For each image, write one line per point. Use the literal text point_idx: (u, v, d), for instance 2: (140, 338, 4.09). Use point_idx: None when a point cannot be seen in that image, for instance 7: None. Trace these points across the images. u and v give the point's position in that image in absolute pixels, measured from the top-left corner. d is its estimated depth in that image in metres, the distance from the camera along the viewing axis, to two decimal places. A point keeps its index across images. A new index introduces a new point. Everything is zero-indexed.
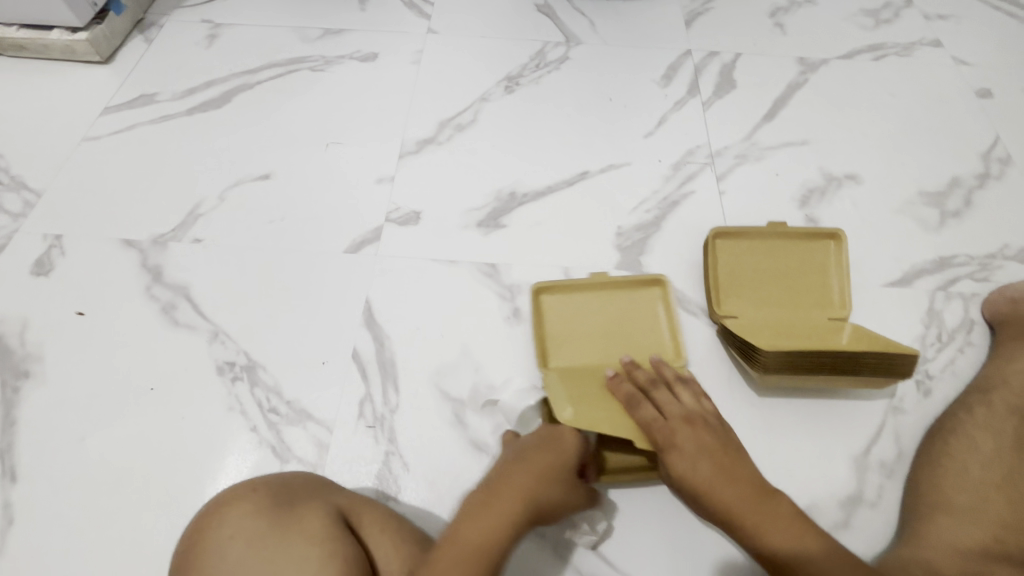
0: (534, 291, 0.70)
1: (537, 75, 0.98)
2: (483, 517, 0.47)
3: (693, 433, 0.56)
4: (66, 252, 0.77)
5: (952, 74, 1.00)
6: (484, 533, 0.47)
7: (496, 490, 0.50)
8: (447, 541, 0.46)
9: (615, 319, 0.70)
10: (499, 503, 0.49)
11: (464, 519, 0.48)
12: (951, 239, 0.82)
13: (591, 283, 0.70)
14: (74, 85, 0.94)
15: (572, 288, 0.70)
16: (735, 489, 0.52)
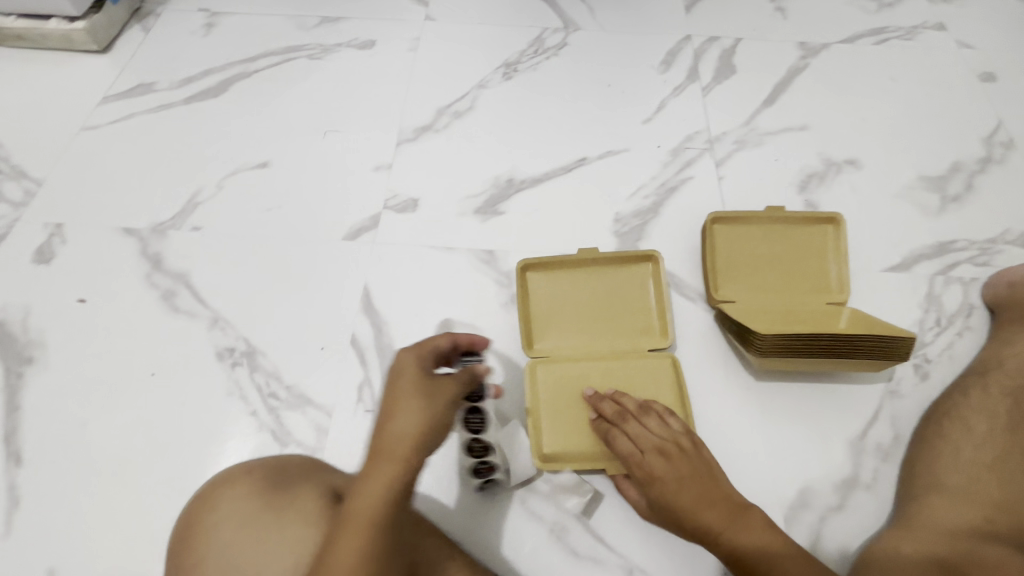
0: (520, 268, 0.70)
1: (536, 61, 0.97)
2: (399, 413, 0.44)
3: (666, 467, 0.55)
4: (67, 240, 0.78)
5: (955, 57, 0.99)
6: (404, 426, 0.43)
7: (396, 386, 0.46)
8: (377, 443, 0.43)
9: (603, 297, 0.70)
10: (405, 398, 0.45)
11: (393, 418, 0.44)
12: (951, 223, 0.81)
13: (577, 260, 0.70)
14: (72, 74, 0.94)
15: (557, 265, 0.70)
16: (712, 516, 0.51)
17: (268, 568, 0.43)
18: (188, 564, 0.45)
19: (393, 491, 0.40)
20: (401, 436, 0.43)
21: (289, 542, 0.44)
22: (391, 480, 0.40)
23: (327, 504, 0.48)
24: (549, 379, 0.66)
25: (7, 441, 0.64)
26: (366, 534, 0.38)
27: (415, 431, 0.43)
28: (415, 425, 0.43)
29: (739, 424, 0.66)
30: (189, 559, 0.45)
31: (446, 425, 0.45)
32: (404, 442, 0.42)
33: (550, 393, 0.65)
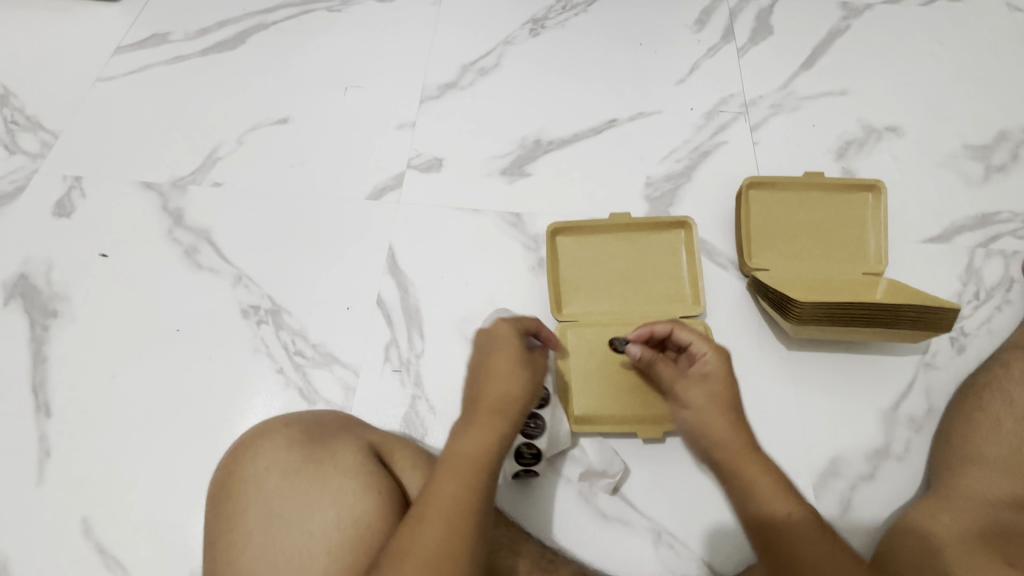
0: (550, 233, 0.69)
1: (564, 17, 0.93)
2: (499, 377, 0.50)
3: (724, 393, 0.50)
4: (86, 193, 0.76)
5: (1005, 21, 0.94)
6: (503, 389, 0.49)
7: (489, 363, 0.52)
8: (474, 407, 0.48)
9: (634, 263, 0.69)
10: (499, 373, 0.50)
11: (488, 388, 0.49)
12: (995, 194, 0.78)
13: (610, 226, 0.69)
14: (85, 23, 0.91)
15: (589, 231, 0.69)
16: (748, 457, 0.46)
17: (313, 519, 0.43)
18: (233, 512, 0.45)
19: (492, 439, 0.45)
20: (498, 396, 0.48)
21: (333, 494, 0.45)
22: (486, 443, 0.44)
23: (367, 458, 0.48)
24: (581, 342, 0.65)
25: (35, 392, 0.64)
26: (472, 471, 0.42)
27: (510, 393, 0.49)
28: (512, 387, 0.49)
29: (771, 393, 0.65)
30: (232, 508, 0.45)
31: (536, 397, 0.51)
32: (501, 401, 0.48)
33: (582, 357, 0.65)
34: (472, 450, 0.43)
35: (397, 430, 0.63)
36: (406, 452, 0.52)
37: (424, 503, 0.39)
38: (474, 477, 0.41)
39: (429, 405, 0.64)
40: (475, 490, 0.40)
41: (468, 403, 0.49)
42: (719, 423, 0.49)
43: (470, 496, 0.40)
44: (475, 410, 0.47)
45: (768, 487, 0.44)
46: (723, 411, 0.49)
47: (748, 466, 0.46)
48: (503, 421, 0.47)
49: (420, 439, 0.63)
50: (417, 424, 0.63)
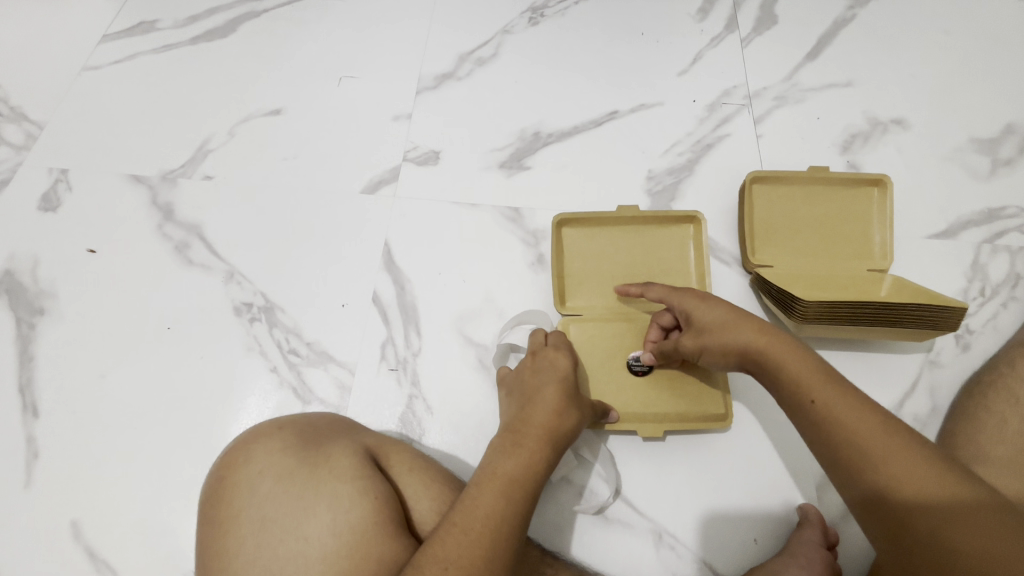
0: (556, 224, 0.67)
1: (564, 6, 0.90)
2: (546, 403, 0.53)
3: (771, 343, 0.46)
4: (73, 187, 0.74)
5: (1013, 11, 0.92)
6: (547, 415, 0.52)
7: (533, 385, 0.56)
8: (521, 424, 0.51)
9: (639, 258, 0.67)
10: (547, 393, 0.54)
11: (535, 406, 0.53)
12: (1001, 189, 0.77)
13: (616, 219, 0.67)
14: (69, 10, 0.88)
15: (595, 223, 0.67)
16: (868, 423, 0.40)
17: (309, 523, 0.42)
18: (225, 516, 0.44)
19: (531, 458, 0.48)
20: (544, 423, 0.51)
21: (328, 498, 0.43)
22: (527, 460, 0.47)
23: (363, 462, 0.47)
24: (582, 337, 0.64)
25: (22, 392, 0.63)
26: (508, 491, 0.44)
27: (555, 421, 0.52)
28: (557, 416, 0.52)
29: None
30: (224, 512, 0.44)
31: (577, 434, 0.54)
32: (547, 429, 0.51)
33: (584, 355, 0.64)
34: (511, 471, 0.46)
35: (394, 431, 0.62)
36: (403, 456, 0.51)
37: (458, 510, 0.42)
38: (510, 495, 0.44)
39: (427, 404, 0.63)
40: (508, 512, 0.43)
41: (514, 424, 0.52)
42: (815, 386, 0.43)
43: (501, 515, 0.42)
44: (520, 430, 0.50)
45: (895, 460, 0.39)
46: (812, 370, 0.44)
47: (866, 433, 0.40)
48: (546, 449, 0.49)
49: (418, 440, 0.62)
50: (414, 424, 0.62)
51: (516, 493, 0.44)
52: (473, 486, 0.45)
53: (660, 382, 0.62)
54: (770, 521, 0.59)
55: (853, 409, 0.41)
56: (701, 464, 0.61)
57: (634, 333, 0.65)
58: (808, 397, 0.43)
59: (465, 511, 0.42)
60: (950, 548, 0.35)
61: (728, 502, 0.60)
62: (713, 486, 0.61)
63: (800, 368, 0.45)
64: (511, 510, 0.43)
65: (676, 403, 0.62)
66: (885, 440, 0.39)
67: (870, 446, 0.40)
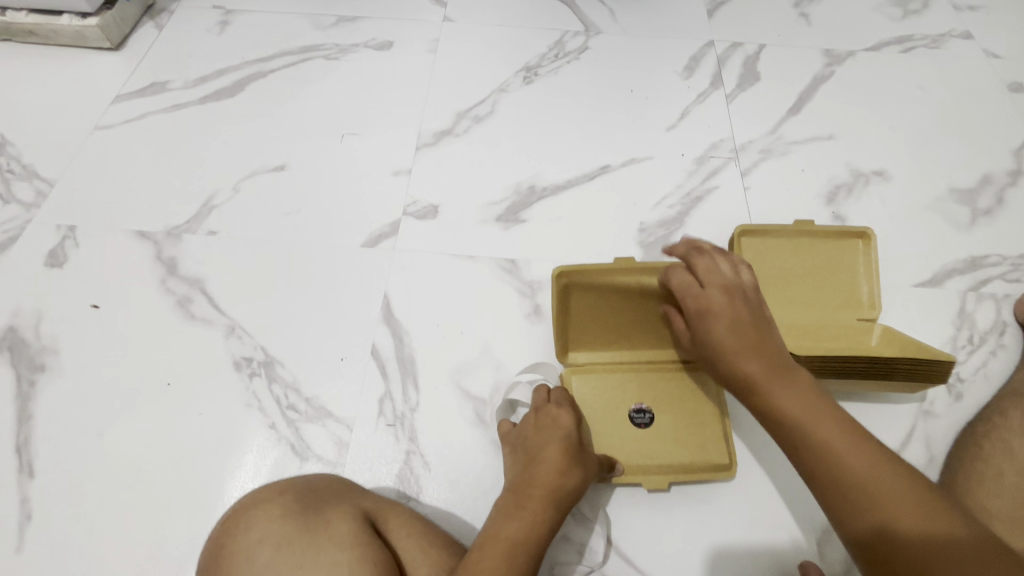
0: (556, 275, 0.61)
1: (556, 65, 0.95)
2: (550, 462, 0.53)
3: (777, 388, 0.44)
4: (80, 243, 0.76)
5: (982, 67, 0.97)
6: (552, 471, 0.53)
7: (536, 444, 0.56)
8: (526, 484, 0.52)
9: (647, 307, 0.63)
10: (551, 452, 0.54)
11: (539, 465, 0.53)
12: (983, 238, 0.79)
13: (625, 266, 0.60)
14: (84, 72, 0.92)
15: (601, 271, 0.61)
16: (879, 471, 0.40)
17: None
18: None
19: (534, 523, 0.49)
20: (548, 483, 0.52)
21: (326, 568, 0.43)
22: (528, 524, 0.48)
23: (360, 529, 0.46)
24: (585, 389, 0.65)
25: (19, 451, 0.62)
26: (507, 555, 0.46)
27: (560, 477, 0.52)
28: (561, 471, 0.53)
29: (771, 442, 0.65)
30: None
31: (585, 490, 0.54)
32: (551, 489, 0.51)
33: (588, 404, 0.64)
34: (513, 534, 0.47)
35: (391, 488, 0.62)
36: (401, 519, 0.50)
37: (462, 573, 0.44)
38: (514, 563, 0.45)
39: (424, 460, 0.63)
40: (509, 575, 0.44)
41: (517, 483, 0.53)
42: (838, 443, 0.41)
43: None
44: (523, 492, 0.51)
45: (902, 507, 0.38)
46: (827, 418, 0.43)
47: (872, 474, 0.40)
48: (549, 509, 0.50)
49: (415, 497, 0.61)
50: (411, 481, 0.62)
51: (518, 556, 0.46)
52: (474, 553, 0.46)
53: (662, 432, 0.63)
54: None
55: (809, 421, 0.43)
56: (701, 519, 0.61)
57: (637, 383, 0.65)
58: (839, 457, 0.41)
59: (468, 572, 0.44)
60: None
61: (730, 560, 0.59)
62: (714, 542, 0.60)
63: (799, 415, 0.43)
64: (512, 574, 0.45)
65: (680, 453, 0.62)
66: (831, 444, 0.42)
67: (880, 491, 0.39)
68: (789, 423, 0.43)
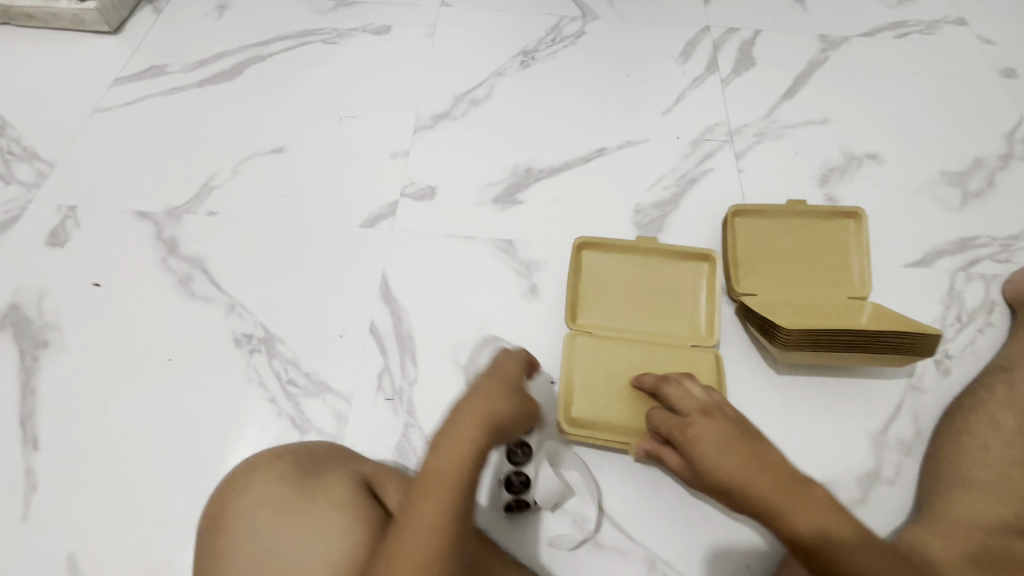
0: (576, 245, 0.70)
1: (553, 49, 0.96)
2: (484, 398, 0.50)
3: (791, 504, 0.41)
4: (80, 223, 0.77)
5: (975, 52, 0.98)
6: (486, 406, 0.49)
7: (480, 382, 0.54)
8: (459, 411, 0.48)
9: (654, 290, 0.70)
10: (489, 391, 0.52)
11: (473, 397, 0.50)
12: (973, 219, 0.81)
13: (637, 247, 0.70)
14: (83, 55, 0.93)
15: (616, 248, 0.71)
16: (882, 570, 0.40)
17: (305, 552, 0.43)
18: (223, 548, 0.45)
19: (469, 447, 0.45)
20: (483, 416, 0.48)
21: (325, 527, 0.44)
22: (464, 447, 0.44)
23: (358, 491, 0.48)
24: (585, 355, 0.66)
25: (23, 424, 0.63)
26: (448, 492, 0.41)
27: (495, 408, 0.49)
28: (492, 407, 0.49)
29: (762, 416, 0.66)
30: (222, 545, 0.45)
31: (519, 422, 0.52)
32: (487, 418, 0.48)
33: (586, 374, 0.65)
34: (449, 465, 0.43)
35: (390, 460, 0.63)
36: (398, 482, 0.52)
37: (403, 528, 0.40)
38: (451, 496, 0.41)
39: (422, 433, 0.64)
40: (451, 512, 0.41)
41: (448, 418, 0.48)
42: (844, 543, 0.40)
43: (444, 526, 0.40)
44: (454, 418, 0.47)
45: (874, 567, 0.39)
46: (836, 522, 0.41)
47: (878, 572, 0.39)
48: (484, 433, 0.46)
49: (413, 468, 0.62)
50: (410, 453, 0.63)
51: (460, 485, 0.42)
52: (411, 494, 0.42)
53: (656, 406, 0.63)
54: (762, 546, 0.60)
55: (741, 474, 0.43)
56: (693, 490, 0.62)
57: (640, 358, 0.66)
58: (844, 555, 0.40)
59: (410, 518, 0.40)
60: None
61: (721, 528, 0.61)
62: (705, 511, 0.61)
63: (772, 494, 0.42)
64: (455, 509, 0.41)
65: None
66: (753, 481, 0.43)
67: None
68: (806, 536, 0.41)
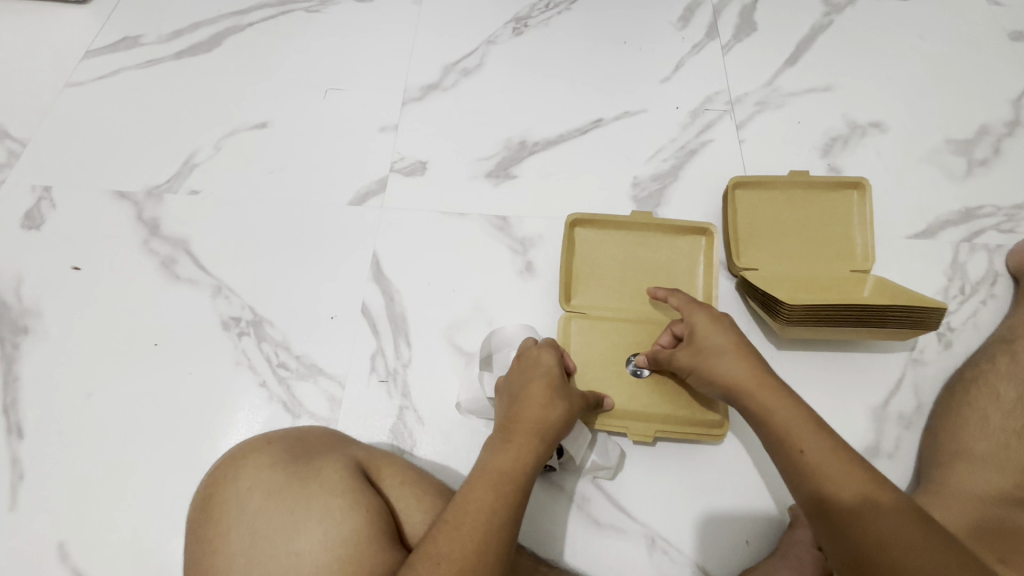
0: (568, 223, 0.67)
1: (547, 15, 0.92)
2: (534, 398, 0.52)
3: (792, 425, 0.43)
4: (56, 204, 0.74)
5: (984, 14, 0.95)
6: (538, 410, 0.51)
7: (526, 376, 0.55)
8: (510, 420, 0.51)
9: (653, 267, 0.68)
10: (539, 391, 0.53)
11: (521, 404, 0.52)
12: (978, 189, 0.79)
13: (632, 224, 0.68)
14: (52, 26, 0.88)
15: (611, 225, 0.68)
16: (843, 467, 0.40)
17: (298, 539, 0.42)
18: (215, 534, 0.44)
19: (522, 457, 0.47)
20: (533, 418, 0.51)
21: (319, 512, 0.43)
22: (515, 455, 0.47)
23: (353, 475, 0.47)
24: (581, 337, 0.65)
25: (6, 413, 0.62)
26: (499, 486, 0.44)
27: (546, 415, 0.51)
28: (544, 408, 0.52)
29: None
30: (214, 531, 0.44)
31: (570, 423, 0.53)
32: (536, 424, 0.50)
33: (584, 353, 0.64)
34: (503, 468, 0.46)
35: (385, 443, 0.62)
36: (395, 469, 0.51)
37: (455, 512, 0.42)
38: (504, 495, 0.44)
39: (418, 415, 0.63)
40: (504, 502, 0.43)
41: (503, 420, 0.51)
42: (803, 434, 0.43)
43: (495, 509, 0.42)
44: (508, 427, 0.50)
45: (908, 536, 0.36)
46: (797, 416, 0.44)
47: (837, 480, 0.40)
48: (535, 443, 0.49)
49: (409, 450, 0.62)
50: (406, 435, 0.62)
51: (511, 484, 0.45)
52: (467, 485, 0.44)
53: (656, 389, 0.62)
54: (761, 522, 0.60)
55: (773, 400, 0.45)
56: (693, 469, 0.62)
57: (638, 336, 0.65)
58: (797, 446, 0.42)
59: (457, 507, 0.42)
60: (881, 567, 0.36)
61: (720, 505, 0.61)
62: (704, 489, 0.61)
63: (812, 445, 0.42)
64: (508, 502, 0.43)
65: (668, 407, 0.61)
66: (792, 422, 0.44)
67: (890, 530, 0.37)
68: (838, 492, 0.39)
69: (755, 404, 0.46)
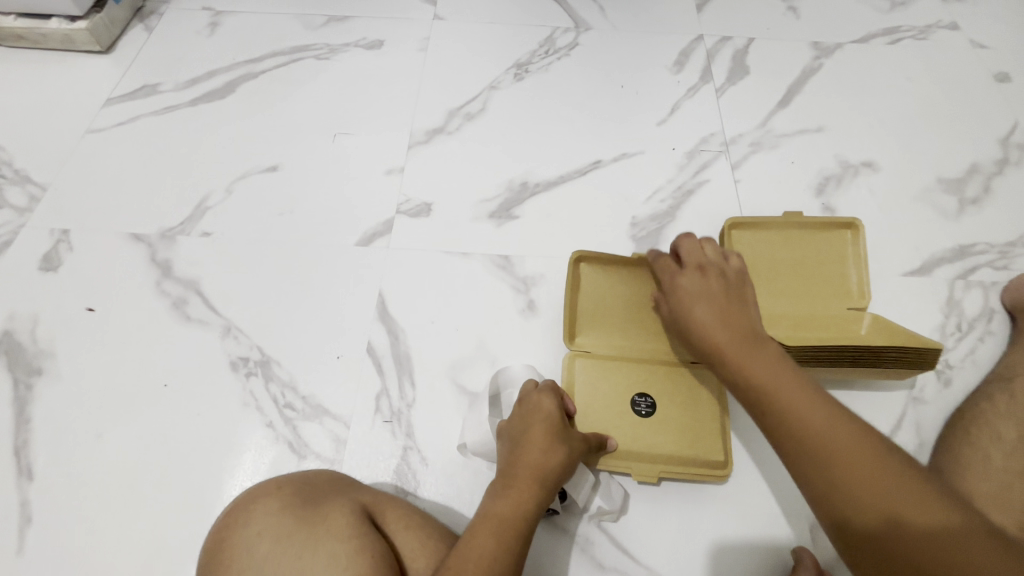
0: (574, 260, 0.68)
1: (547, 61, 0.96)
2: (536, 442, 0.53)
3: (830, 431, 0.41)
4: (74, 247, 0.76)
5: (969, 57, 0.98)
6: (539, 455, 0.52)
7: (527, 420, 0.56)
8: (511, 467, 0.52)
9: None
10: (539, 435, 0.54)
11: (522, 448, 0.53)
12: (970, 226, 0.80)
13: (636, 262, 0.68)
14: (75, 76, 0.92)
15: (615, 263, 0.69)
16: (894, 483, 0.39)
17: None
18: None
19: (523, 505, 0.48)
20: (533, 462, 0.51)
21: (325, 559, 0.44)
22: (516, 503, 0.48)
23: (358, 521, 0.47)
24: (585, 377, 0.65)
25: (18, 454, 0.63)
26: (500, 534, 0.45)
27: (547, 460, 0.52)
28: (545, 452, 0.52)
29: None
30: None
31: (572, 467, 0.54)
32: (537, 468, 0.51)
33: (588, 393, 0.65)
34: (504, 516, 0.47)
35: (389, 484, 0.62)
36: (400, 513, 0.51)
37: (455, 560, 0.42)
38: (506, 543, 0.44)
39: (422, 455, 0.64)
40: (505, 551, 0.44)
41: (505, 466, 0.52)
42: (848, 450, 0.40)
43: (496, 558, 0.43)
44: (509, 473, 0.51)
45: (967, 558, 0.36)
46: (831, 423, 0.42)
47: (884, 501, 0.38)
48: (535, 489, 0.50)
49: (413, 492, 0.62)
50: (409, 477, 0.62)
51: (511, 532, 0.45)
52: (468, 533, 0.45)
53: (659, 430, 0.63)
54: (766, 564, 0.60)
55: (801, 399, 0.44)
56: (697, 509, 0.62)
57: (642, 375, 0.66)
58: (841, 462, 0.40)
59: (459, 555, 0.43)
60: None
61: (725, 547, 0.60)
62: (708, 530, 0.61)
63: (853, 455, 0.40)
64: (510, 550, 0.44)
65: (670, 450, 0.62)
66: (829, 431, 0.41)
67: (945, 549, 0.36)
68: (888, 513, 0.38)
69: (775, 407, 0.44)
